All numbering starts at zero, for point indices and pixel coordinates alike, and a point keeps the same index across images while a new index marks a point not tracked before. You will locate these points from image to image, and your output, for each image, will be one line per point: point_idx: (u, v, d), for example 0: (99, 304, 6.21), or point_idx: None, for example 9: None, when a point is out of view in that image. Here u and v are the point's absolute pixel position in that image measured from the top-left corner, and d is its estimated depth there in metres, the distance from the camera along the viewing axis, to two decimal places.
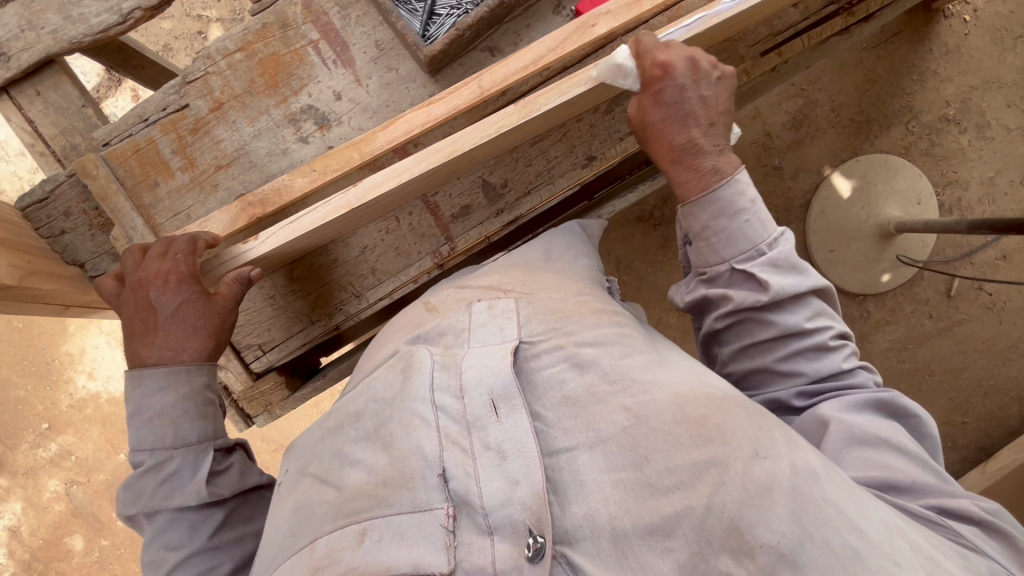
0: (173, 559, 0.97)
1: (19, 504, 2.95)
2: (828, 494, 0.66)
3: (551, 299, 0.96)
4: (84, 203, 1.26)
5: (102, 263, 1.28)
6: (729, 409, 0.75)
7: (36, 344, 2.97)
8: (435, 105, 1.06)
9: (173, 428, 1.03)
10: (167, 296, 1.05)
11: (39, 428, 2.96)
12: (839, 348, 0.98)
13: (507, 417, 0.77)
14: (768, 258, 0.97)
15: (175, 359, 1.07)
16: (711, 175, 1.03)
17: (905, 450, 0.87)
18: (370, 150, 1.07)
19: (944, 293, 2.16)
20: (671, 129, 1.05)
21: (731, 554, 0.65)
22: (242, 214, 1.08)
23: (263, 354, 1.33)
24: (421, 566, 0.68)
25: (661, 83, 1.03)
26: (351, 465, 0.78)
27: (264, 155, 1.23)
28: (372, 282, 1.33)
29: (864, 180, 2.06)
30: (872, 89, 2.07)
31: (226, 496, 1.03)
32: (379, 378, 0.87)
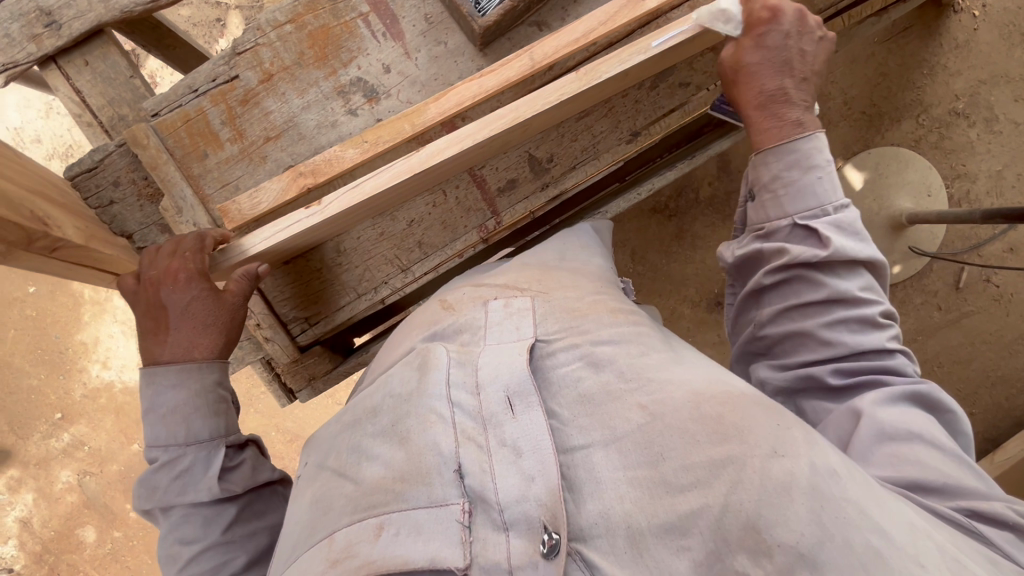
0: (188, 553, 0.99)
1: (31, 496, 3.00)
2: (848, 493, 0.66)
3: (567, 298, 0.97)
4: (133, 172, 1.27)
5: (150, 234, 1.29)
6: (745, 408, 0.75)
7: (50, 333, 3.00)
8: (486, 78, 1.09)
9: (185, 425, 1.04)
10: (177, 294, 1.07)
11: (52, 418, 3.00)
12: (883, 326, 0.98)
13: (523, 413, 0.78)
14: (834, 218, 1.01)
15: (187, 356, 1.09)
16: (792, 127, 1.07)
17: (940, 446, 0.86)
18: (421, 121, 1.09)
19: (952, 285, 2.15)
20: (764, 73, 1.09)
21: (748, 554, 0.64)
22: (293, 185, 1.07)
23: (308, 328, 1.36)
24: (438, 560, 0.68)
25: (767, 26, 1.08)
26: (367, 460, 0.79)
27: (313, 127, 1.25)
28: (420, 256, 1.37)
29: (876, 172, 2.06)
30: (883, 83, 2.07)
31: (237, 492, 1.04)
32: (395, 374, 0.87)
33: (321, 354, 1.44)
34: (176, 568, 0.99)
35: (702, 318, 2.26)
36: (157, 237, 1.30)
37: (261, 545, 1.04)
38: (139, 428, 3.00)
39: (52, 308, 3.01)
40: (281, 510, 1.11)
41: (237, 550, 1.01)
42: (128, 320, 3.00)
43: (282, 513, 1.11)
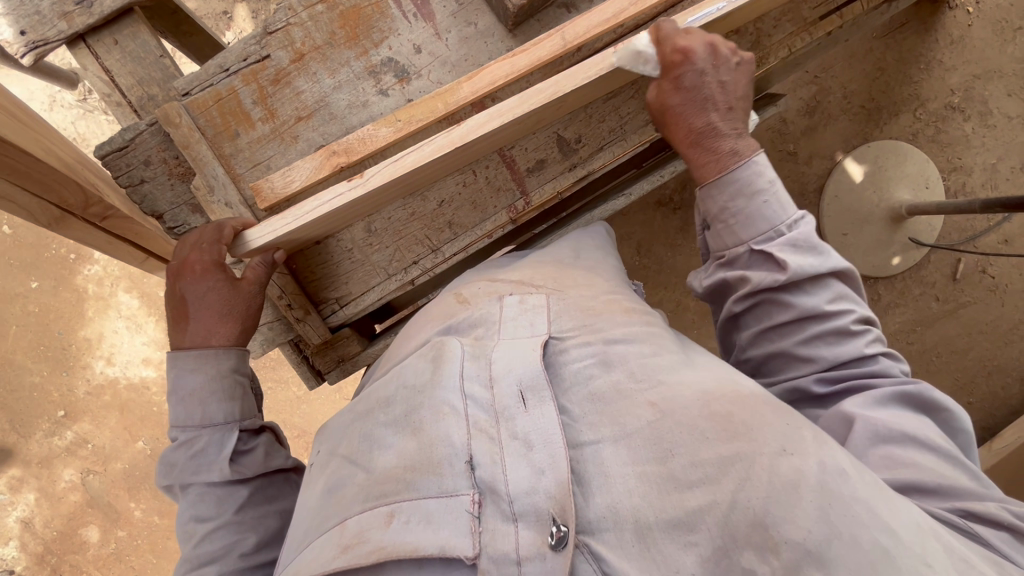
0: (202, 530, 1.07)
1: (32, 496, 3.01)
2: (857, 492, 0.66)
3: (581, 296, 1.00)
4: (164, 151, 1.30)
5: (181, 214, 1.34)
6: (754, 405, 0.76)
7: (53, 329, 3.04)
8: (518, 57, 1.20)
9: (202, 408, 1.14)
10: (195, 284, 1.16)
11: (55, 416, 3.03)
12: (860, 333, 1.00)
13: (535, 407, 0.79)
14: (787, 238, 1.01)
15: (206, 343, 1.18)
16: (729, 157, 1.07)
17: (933, 446, 0.87)
18: (454, 101, 1.21)
19: (950, 276, 2.39)
20: (688, 113, 1.09)
21: (755, 550, 0.65)
22: (326, 164, 1.19)
23: (340, 308, 1.41)
24: (448, 549, 0.69)
25: (681, 68, 1.07)
26: (380, 448, 0.81)
27: (345, 106, 1.32)
28: (450, 236, 1.42)
29: (876, 165, 2.30)
30: (881, 78, 2.32)
31: (249, 474, 1.13)
32: (409, 365, 0.89)
33: (352, 336, 1.52)
34: (192, 543, 1.07)
35: (707, 311, 2.37)
36: (187, 217, 1.35)
37: (271, 529, 1.11)
38: (143, 426, 3.03)
39: (55, 304, 3.04)
40: (293, 496, 1.18)
41: (250, 530, 1.08)
42: (133, 315, 3.04)
43: (294, 499, 1.18)
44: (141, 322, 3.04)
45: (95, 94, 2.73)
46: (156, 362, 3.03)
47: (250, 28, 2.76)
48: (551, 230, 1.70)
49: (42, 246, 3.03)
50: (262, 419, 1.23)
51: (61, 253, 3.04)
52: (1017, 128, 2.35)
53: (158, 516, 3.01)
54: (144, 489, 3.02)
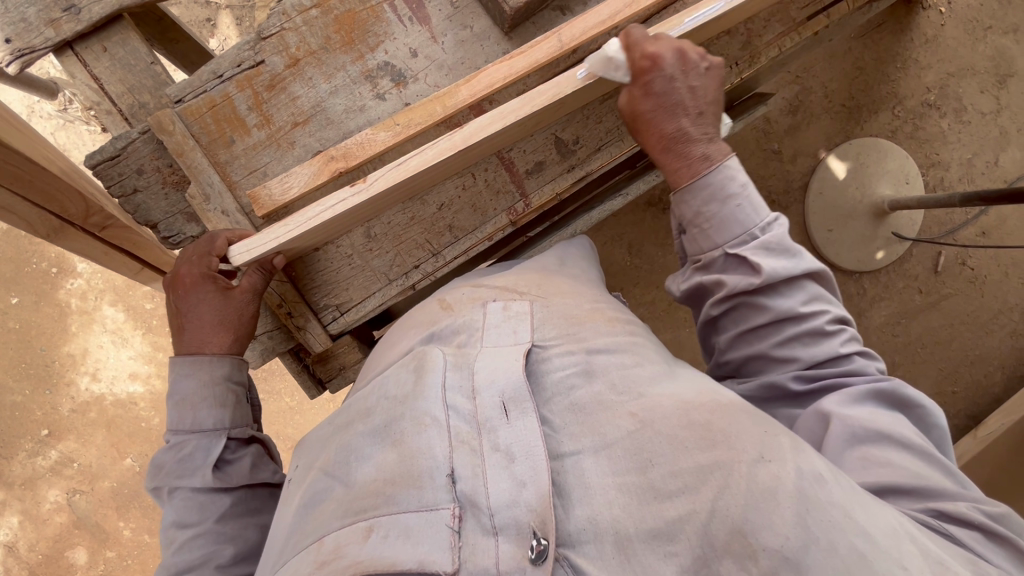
0: (182, 537, 1.06)
1: (16, 519, 2.96)
2: (835, 498, 0.66)
3: (566, 304, 1.00)
4: (157, 160, 1.30)
5: (175, 224, 1.34)
6: (734, 414, 0.76)
7: (35, 346, 2.99)
8: (517, 59, 1.20)
9: (193, 413, 1.14)
10: (192, 295, 1.18)
11: (38, 435, 2.98)
12: (835, 333, 1.00)
13: (518, 419, 0.78)
14: (761, 241, 1.01)
15: (200, 351, 1.18)
16: (701, 162, 1.07)
17: (910, 444, 0.88)
18: (452, 104, 1.21)
19: (931, 269, 2.42)
20: (660, 119, 1.09)
21: (734, 559, 0.65)
22: (324, 169, 1.19)
23: (340, 315, 1.38)
24: (426, 564, 0.68)
25: (650, 74, 1.06)
26: (359, 460, 0.80)
27: (341, 112, 1.31)
28: (451, 240, 1.41)
29: (858, 162, 2.32)
30: (860, 76, 2.35)
31: (234, 484, 1.12)
32: (390, 376, 0.88)
33: (352, 344, 1.51)
34: (172, 551, 1.06)
35: None
36: (182, 226, 1.34)
37: (250, 542, 1.09)
38: (131, 442, 2.99)
39: (37, 321, 3.00)
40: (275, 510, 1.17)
41: (228, 542, 1.07)
42: (118, 329, 3.00)
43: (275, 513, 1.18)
44: (127, 337, 3.00)
45: (75, 104, 2.69)
46: (144, 377, 2.99)
47: (235, 35, 2.74)
48: (538, 237, 1.72)
49: (23, 260, 2.99)
50: (254, 428, 1.22)
51: (42, 268, 3.00)
52: (991, 123, 2.38)
53: (148, 534, 2.97)
54: (133, 507, 2.97)
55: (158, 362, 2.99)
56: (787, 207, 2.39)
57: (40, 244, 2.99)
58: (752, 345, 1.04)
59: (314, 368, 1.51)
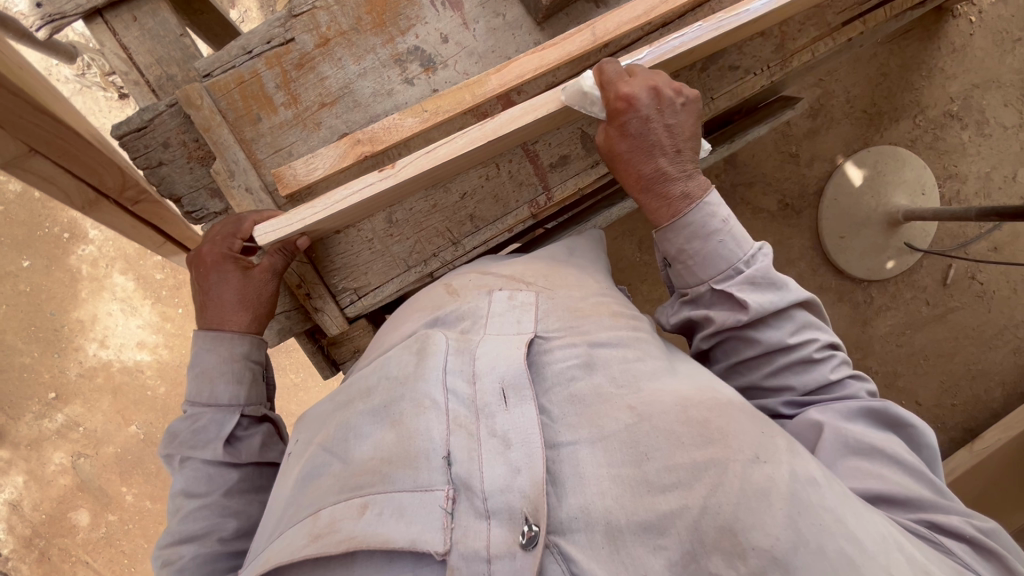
0: (190, 506, 1.07)
1: (21, 478, 3.01)
2: (827, 502, 0.68)
3: (570, 297, 1.02)
4: (184, 134, 1.30)
5: (199, 198, 1.34)
6: (731, 413, 0.78)
7: (45, 310, 3.03)
8: (548, 51, 1.24)
9: (210, 386, 1.16)
10: (213, 276, 1.19)
11: (46, 397, 3.03)
12: (824, 360, 1.05)
13: (516, 407, 0.80)
14: (745, 276, 1.06)
15: (220, 328, 1.20)
16: (680, 201, 1.11)
17: (902, 461, 0.91)
18: (481, 92, 1.24)
19: (940, 281, 2.41)
20: (637, 159, 1.13)
21: (723, 555, 0.66)
22: (350, 152, 1.23)
23: (358, 299, 1.40)
24: (418, 543, 0.69)
25: (626, 116, 1.09)
26: (357, 438, 0.82)
27: (369, 94, 1.32)
28: (471, 229, 1.42)
29: (874, 169, 2.29)
30: (884, 82, 2.33)
31: (242, 460, 1.13)
32: (392, 357, 0.91)
33: (367, 328, 1.52)
34: (177, 519, 1.06)
35: None
36: (206, 201, 1.35)
37: (253, 518, 1.10)
38: (137, 409, 3.04)
39: (48, 285, 3.04)
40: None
41: (231, 516, 1.08)
42: (128, 297, 3.05)
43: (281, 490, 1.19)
44: (136, 306, 3.05)
45: (93, 70, 2.70)
46: (151, 346, 3.04)
47: (256, 8, 2.75)
48: (554, 232, 1.72)
49: (35, 224, 3.03)
50: (267, 407, 1.24)
51: (54, 233, 3.04)
52: (1012, 138, 2.35)
53: (150, 500, 3.04)
54: (136, 473, 3.03)
55: (166, 333, 3.04)
56: (800, 212, 2.38)
57: (53, 209, 3.03)
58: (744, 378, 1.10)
59: (329, 349, 1.54)
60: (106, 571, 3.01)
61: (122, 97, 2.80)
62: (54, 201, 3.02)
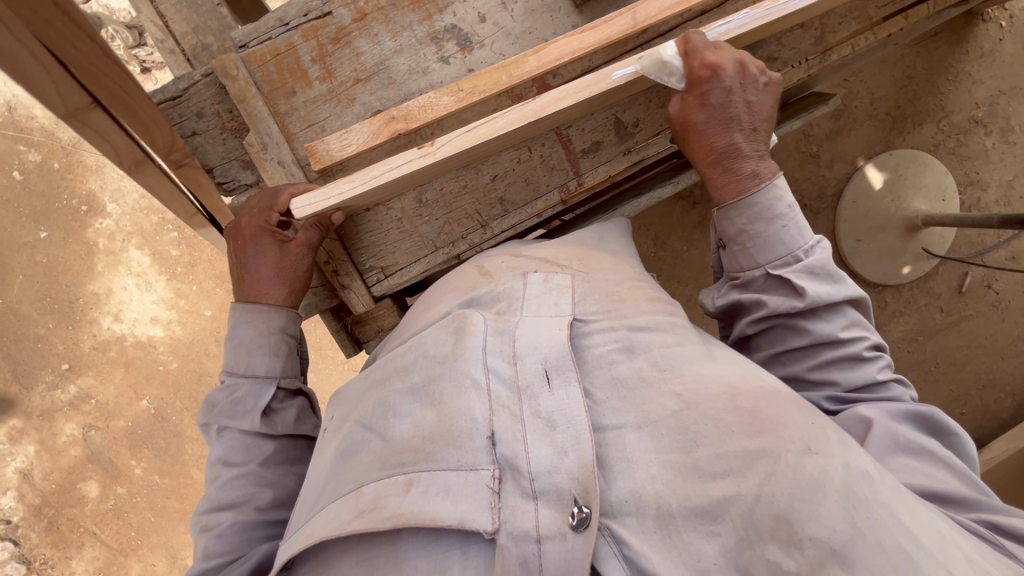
0: (227, 474, 1.08)
1: (32, 448, 3.03)
2: (881, 496, 0.67)
3: (607, 281, 1.00)
4: (218, 104, 1.28)
5: (231, 169, 1.33)
6: (780, 401, 0.77)
7: (61, 281, 3.04)
8: (588, 33, 1.22)
9: (247, 358, 1.16)
10: (250, 250, 1.19)
11: (59, 368, 3.04)
12: (872, 359, 1.05)
13: (560, 388, 0.79)
14: (805, 263, 1.06)
15: (258, 301, 1.19)
16: (750, 178, 1.11)
17: (950, 463, 0.91)
18: (518, 73, 1.22)
19: (955, 289, 2.38)
20: (713, 131, 1.12)
21: (779, 545, 0.65)
22: (384, 129, 1.21)
23: (384, 278, 1.38)
24: (466, 521, 0.69)
25: (708, 84, 1.10)
26: (396, 416, 0.81)
27: (404, 72, 1.30)
28: (500, 213, 1.40)
29: (896, 173, 2.26)
30: (909, 86, 2.28)
31: (278, 432, 1.13)
32: (429, 336, 0.89)
33: (392, 309, 1.51)
34: (216, 485, 1.08)
35: None
36: (237, 173, 1.33)
37: (288, 489, 1.10)
38: (149, 384, 3.06)
39: (64, 257, 3.04)
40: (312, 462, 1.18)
41: (267, 486, 1.08)
42: (143, 272, 3.06)
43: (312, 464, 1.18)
44: (151, 281, 3.05)
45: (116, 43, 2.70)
46: (165, 322, 3.05)
47: None
48: (578, 221, 1.68)
49: (53, 195, 3.03)
50: (301, 381, 1.23)
51: (71, 205, 3.04)
52: None
53: (160, 475, 3.06)
54: (147, 447, 3.05)
55: (179, 309, 3.06)
56: (816, 214, 2.33)
57: (71, 181, 3.04)
58: (787, 368, 1.09)
59: (353, 328, 1.52)
60: (113, 542, 3.04)
61: (143, 72, 2.82)
62: (73, 173, 3.03)
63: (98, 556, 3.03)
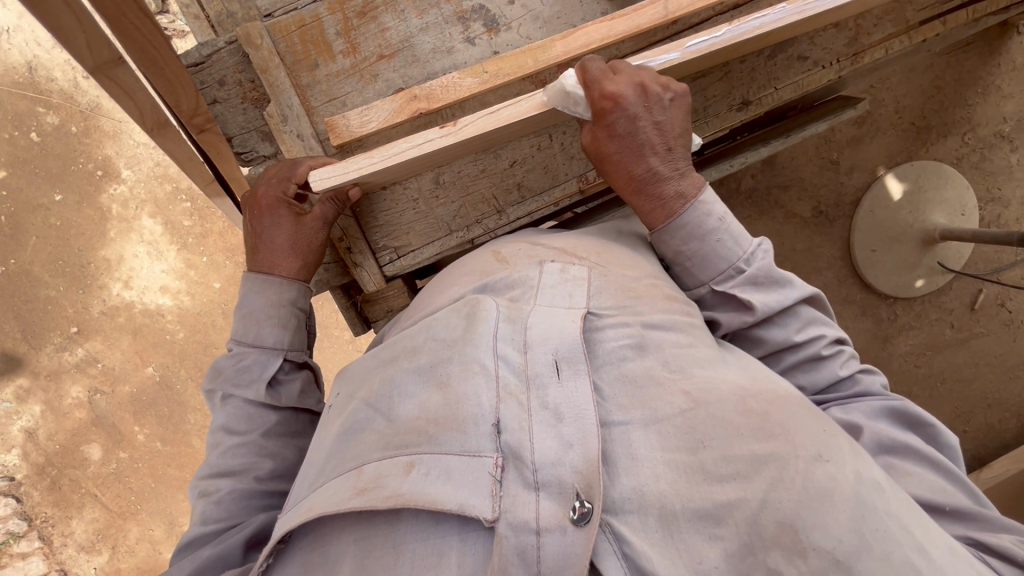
0: (229, 442, 1.08)
1: (38, 408, 3.06)
2: (890, 510, 0.67)
3: (622, 275, 0.99)
4: (240, 73, 1.25)
5: (249, 140, 1.31)
6: (793, 408, 0.76)
7: (74, 245, 3.05)
8: (618, 21, 1.20)
9: (256, 328, 1.15)
10: (265, 220, 1.18)
11: (68, 331, 3.06)
12: (832, 357, 1.03)
13: (570, 380, 0.79)
14: (747, 275, 1.03)
15: (270, 272, 1.18)
16: (675, 202, 1.06)
17: (935, 462, 0.91)
18: (545, 58, 1.21)
19: (968, 305, 2.34)
20: (627, 159, 1.07)
21: (782, 552, 0.65)
22: (405, 108, 1.20)
23: (397, 258, 1.37)
24: (466, 508, 0.68)
25: (612, 114, 1.04)
26: (402, 397, 0.81)
27: (429, 51, 1.28)
28: (517, 199, 1.39)
29: (915, 184, 2.21)
30: (937, 96, 2.24)
31: (282, 404, 1.13)
32: (441, 319, 0.88)
33: (403, 290, 1.52)
34: (217, 452, 1.08)
35: None
36: (255, 144, 1.32)
37: (288, 461, 1.10)
38: (155, 351, 3.08)
39: (77, 220, 3.05)
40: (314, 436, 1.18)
41: (267, 456, 1.08)
42: (155, 241, 3.07)
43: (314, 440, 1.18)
44: (163, 250, 3.07)
45: None
46: (174, 291, 3.07)
47: None
48: (593, 213, 1.66)
49: (70, 158, 3.04)
50: (307, 355, 1.23)
51: (87, 169, 3.05)
52: None
53: (161, 442, 3.09)
54: (150, 413, 3.08)
55: (189, 280, 3.08)
56: (833, 222, 2.31)
57: (88, 145, 3.05)
58: None
59: (362, 307, 1.52)
60: (113, 505, 3.08)
61: None
62: (91, 137, 3.04)
63: (97, 517, 3.07)
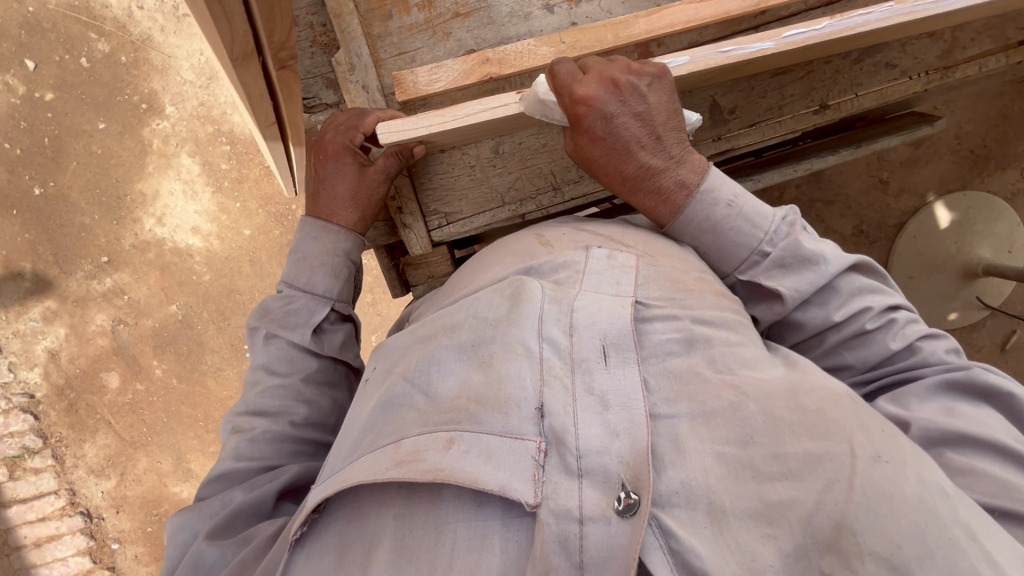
0: (268, 381, 1.07)
1: (64, 330, 3.11)
2: (958, 515, 0.62)
3: (673, 267, 0.94)
4: (312, 16, 1.24)
5: (314, 86, 1.28)
6: (846, 405, 0.72)
7: (112, 175, 3.06)
8: (705, 5, 1.16)
9: (308, 274, 1.14)
10: (330, 166, 1.15)
11: (98, 260, 3.09)
12: (880, 330, 0.96)
13: (617, 366, 0.76)
14: (773, 258, 0.99)
15: (327, 221, 1.16)
16: (676, 193, 1.04)
17: (1004, 446, 0.78)
18: (626, 35, 1.16)
19: (1000, 344, 2.27)
20: (616, 159, 1.05)
21: (837, 556, 0.61)
22: (475, 70, 1.16)
23: (446, 224, 1.35)
24: (509, 490, 0.66)
25: (588, 118, 1.03)
26: (441, 372, 0.79)
27: (506, 14, 1.23)
28: (575, 177, 1.34)
29: (966, 215, 2.12)
30: (1002, 125, 2.13)
31: (324, 352, 1.11)
32: (483, 298, 0.85)
33: (445, 257, 1.46)
34: (254, 391, 1.07)
35: None
36: (320, 90, 1.29)
37: (322, 410, 1.09)
38: (181, 290, 3.11)
39: (118, 151, 3.06)
40: (347, 390, 1.16)
41: (302, 403, 1.07)
42: (191, 180, 3.08)
43: (347, 393, 1.17)
44: (198, 191, 3.08)
45: None
46: (205, 233, 3.10)
47: None
48: None
49: (116, 88, 3.03)
50: (352, 309, 1.21)
51: (132, 101, 3.04)
52: None
53: (177, 379, 3.14)
54: (169, 350, 3.12)
55: (221, 224, 3.10)
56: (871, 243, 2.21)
57: (135, 77, 3.03)
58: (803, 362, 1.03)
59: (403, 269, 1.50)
60: (125, 434, 3.14)
61: None
62: (140, 69, 3.02)
63: (109, 444, 3.14)
